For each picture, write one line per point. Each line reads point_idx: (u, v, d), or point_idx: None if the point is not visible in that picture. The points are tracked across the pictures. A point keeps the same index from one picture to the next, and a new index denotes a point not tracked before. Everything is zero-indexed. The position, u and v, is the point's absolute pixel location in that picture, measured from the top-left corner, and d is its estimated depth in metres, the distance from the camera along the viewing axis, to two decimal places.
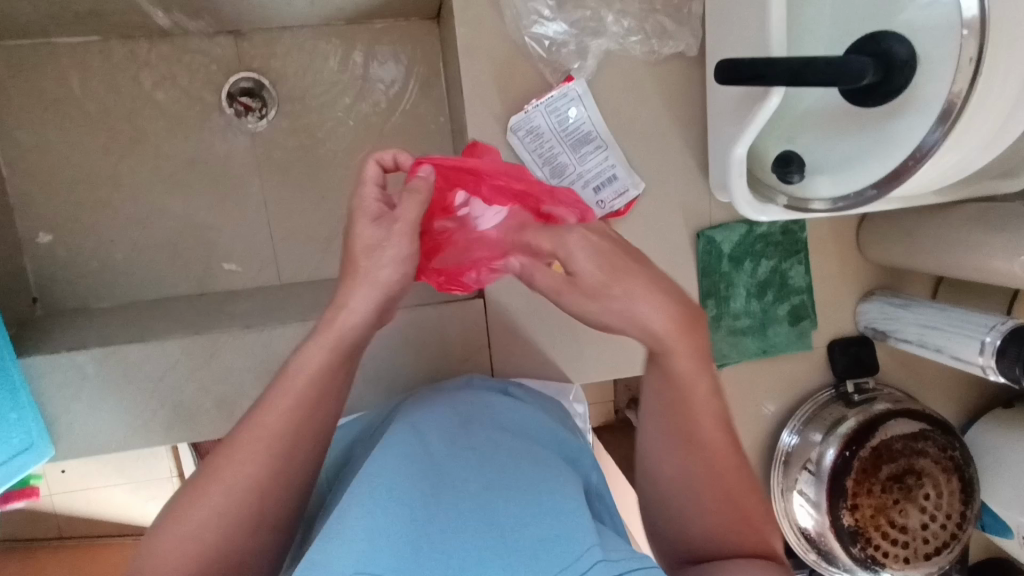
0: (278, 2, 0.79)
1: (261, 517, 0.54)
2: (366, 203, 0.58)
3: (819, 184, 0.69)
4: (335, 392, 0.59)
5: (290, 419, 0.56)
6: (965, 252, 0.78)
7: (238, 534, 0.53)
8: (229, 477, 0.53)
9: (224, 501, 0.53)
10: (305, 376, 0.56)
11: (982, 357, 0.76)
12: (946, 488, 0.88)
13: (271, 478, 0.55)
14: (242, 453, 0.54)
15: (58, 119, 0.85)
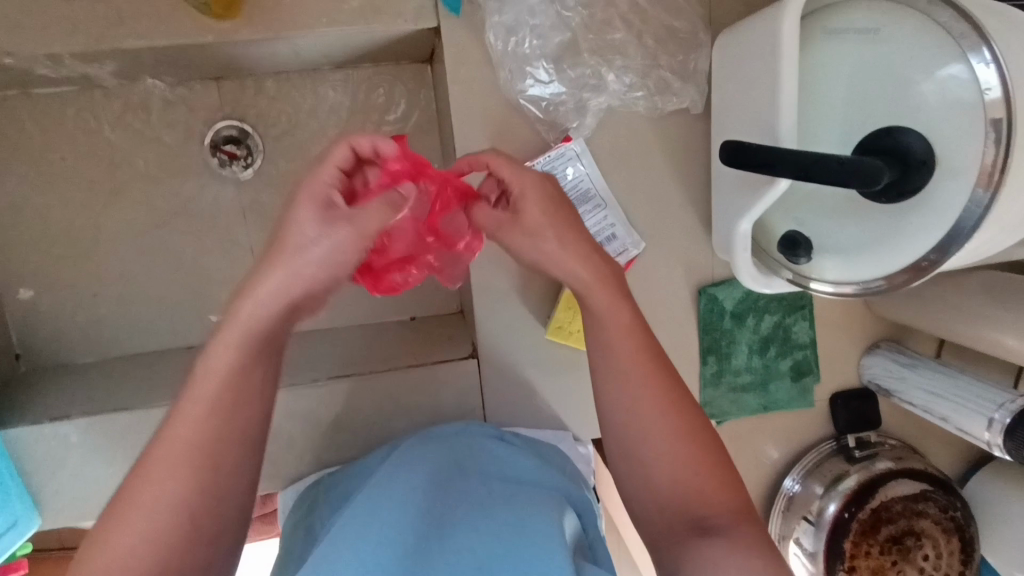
0: (261, 53, 0.75)
1: (198, 533, 0.45)
2: (318, 185, 0.53)
3: (826, 265, 0.66)
4: (257, 389, 0.50)
5: (208, 422, 0.47)
6: (976, 324, 0.76)
7: (172, 558, 0.44)
8: (149, 501, 0.45)
9: (150, 530, 0.44)
10: (218, 376, 0.48)
11: (989, 433, 0.75)
12: (946, 549, 0.87)
13: (203, 494, 0.46)
14: (157, 472, 0.45)
15: (34, 171, 0.82)
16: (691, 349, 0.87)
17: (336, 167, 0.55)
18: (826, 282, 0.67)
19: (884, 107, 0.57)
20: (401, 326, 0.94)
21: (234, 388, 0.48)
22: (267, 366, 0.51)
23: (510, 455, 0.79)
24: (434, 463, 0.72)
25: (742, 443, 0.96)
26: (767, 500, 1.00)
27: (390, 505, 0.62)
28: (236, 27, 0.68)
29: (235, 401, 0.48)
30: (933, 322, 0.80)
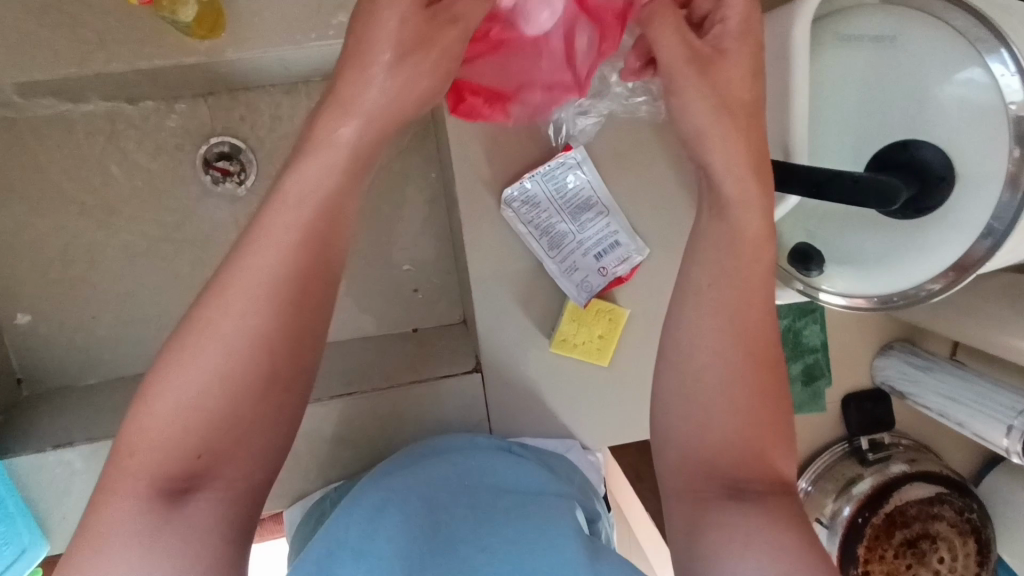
0: (251, 68, 0.73)
1: (243, 414, 0.44)
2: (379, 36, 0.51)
3: (840, 280, 0.63)
4: (319, 266, 0.47)
5: (263, 292, 0.44)
6: (994, 328, 0.73)
7: (213, 432, 0.43)
8: (196, 373, 0.43)
9: (175, 423, 0.42)
10: (273, 259, 0.45)
11: (1007, 441, 0.73)
12: (961, 551, 0.86)
13: (249, 374, 0.44)
14: (204, 338, 0.43)
15: (25, 195, 0.80)
16: None
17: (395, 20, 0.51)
18: (838, 293, 0.64)
19: (898, 120, 0.55)
20: (403, 337, 0.93)
21: (292, 271, 0.45)
22: (320, 251, 0.47)
23: (518, 463, 0.78)
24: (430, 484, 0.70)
25: None
26: None
27: (383, 535, 0.59)
28: (222, 47, 0.67)
29: (297, 282, 0.45)
30: (946, 325, 0.79)
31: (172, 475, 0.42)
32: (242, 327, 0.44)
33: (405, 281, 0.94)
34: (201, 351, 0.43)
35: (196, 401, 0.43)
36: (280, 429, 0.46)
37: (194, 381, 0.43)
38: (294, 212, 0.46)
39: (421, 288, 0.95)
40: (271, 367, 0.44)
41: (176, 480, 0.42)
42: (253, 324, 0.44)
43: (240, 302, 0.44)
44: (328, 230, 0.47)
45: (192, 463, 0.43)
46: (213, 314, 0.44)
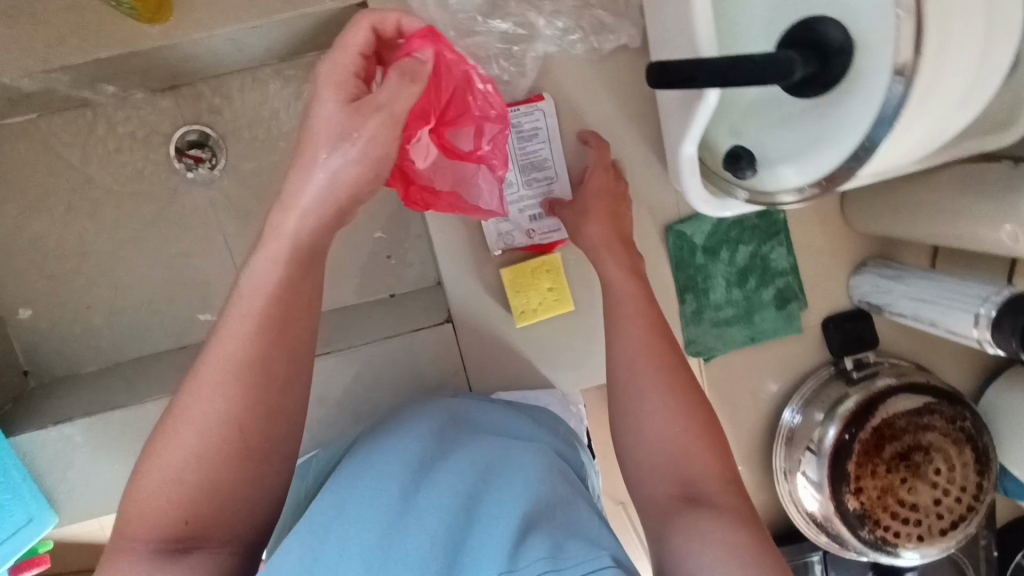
0: (204, 53, 0.77)
1: (221, 487, 0.59)
2: (342, 84, 0.61)
3: (783, 175, 0.63)
4: (278, 354, 0.61)
5: (223, 389, 0.59)
6: (950, 221, 0.72)
7: (195, 502, 0.58)
8: (178, 457, 0.58)
9: (165, 493, 0.58)
10: (227, 357, 0.59)
11: (977, 331, 0.71)
12: (959, 461, 0.84)
13: (217, 455, 0.58)
14: (181, 429, 0.58)
15: (17, 196, 0.86)
16: (667, 286, 0.86)
17: (356, 50, 0.64)
18: (787, 189, 0.64)
19: (803, 6, 0.56)
20: (382, 302, 0.96)
21: (243, 361, 0.59)
22: (272, 336, 0.60)
23: (505, 414, 0.79)
24: (421, 423, 0.72)
25: (737, 378, 0.94)
26: (768, 435, 0.98)
27: (369, 476, 0.61)
28: (170, 31, 0.70)
29: (255, 378, 0.60)
30: (909, 228, 0.78)
31: (166, 537, 0.57)
32: (207, 417, 0.59)
33: (378, 248, 0.97)
34: (177, 437, 0.58)
35: (176, 476, 0.58)
36: (254, 494, 0.61)
37: (175, 461, 0.58)
38: (240, 314, 0.60)
39: (395, 254, 0.97)
40: (239, 444, 0.59)
41: (170, 542, 0.56)
42: (217, 408, 0.59)
43: (207, 395, 0.59)
44: (287, 306, 0.61)
45: (182, 528, 0.57)
46: (185, 409, 0.59)
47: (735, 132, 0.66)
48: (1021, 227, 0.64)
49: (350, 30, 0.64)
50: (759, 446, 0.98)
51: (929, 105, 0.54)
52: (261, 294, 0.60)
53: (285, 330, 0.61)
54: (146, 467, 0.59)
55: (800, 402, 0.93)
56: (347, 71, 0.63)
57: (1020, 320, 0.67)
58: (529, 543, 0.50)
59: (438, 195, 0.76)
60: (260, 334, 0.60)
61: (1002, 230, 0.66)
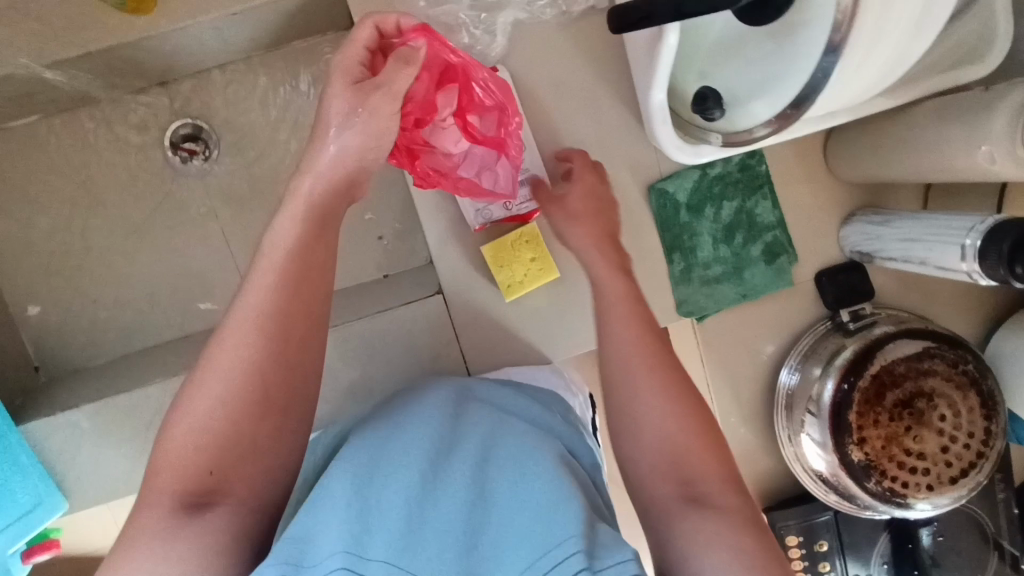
0: (190, 44, 0.81)
1: (250, 443, 0.57)
2: (350, 65, 0.64)
3: (755, 110, 0.65)
4: (304, 309, 0.61)
5: (251, 344, 0.58)
6: (930, 152, 0.71)
7: (224, 457, 0.56)
8: (204, 412, 0.57)
9: (195, 448, 0.56)
10: (258, 313, 0.59)
11: (965, 264, 0.70)
12: (963, 406, 0.82)
13: (247, 411, 0.57)
14: (208, 385, 0.57)
15: (24, 197, 0.90)
16: (654, 245, 0.87)
17: (363, 44, 0.66)
18: (759, 123, 0.66)
19: None
20: (375, 283, 0.98)
21: (272, 315, 0.59)
22: (292, 293, 0.60)
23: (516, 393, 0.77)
24: (435, 397, 0.70)
25: (733, 338, 0.94)
26: (768, 398, 0.96)
27: (384, 451, 0.60)
28: (155, 21, 0.73)
29: (279, 334, 0.59)
30: (891, 169, 0.77)
31: (190, 492, 0.54)
32: (237, 368, 0.58)
33: (370, 230, 0.99)
34: (205, 387, 0.57)
35: (205, 431, 0.56)
36: (277, 453, 0.59)
37: (202, 414, 0.57)
38: (264, 268, 0.60)
39: (387, 235, 1.00)
40: (266, 399, 0.58)
41: (194, 496, 0.54)
42: (245, 363, 0.58)
43: (235, 348, 0.58)
44: (301, 264, 0.61)
45: (207, 481, 0.55)
46: (215, 360, 0.58)
47: (702, 73, 0.68)
48: (996, 148, 0.63)
49: (356, 26, 0.66)
50: (762, 408, 0.96)
51: (885, 32, 0.54)
52: (284, 250, 0.60)
53: (305, 287, 0.61)
54: (174, 419, 0.57)
55: (796, 361, 0.92)
56: (354, 61, 0.65)
57: (1004, 247, 0.66)
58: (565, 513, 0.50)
59: (448, 182, 0.77)
60: (284, 289, 0.60)
61: (978, 153, 0.65)
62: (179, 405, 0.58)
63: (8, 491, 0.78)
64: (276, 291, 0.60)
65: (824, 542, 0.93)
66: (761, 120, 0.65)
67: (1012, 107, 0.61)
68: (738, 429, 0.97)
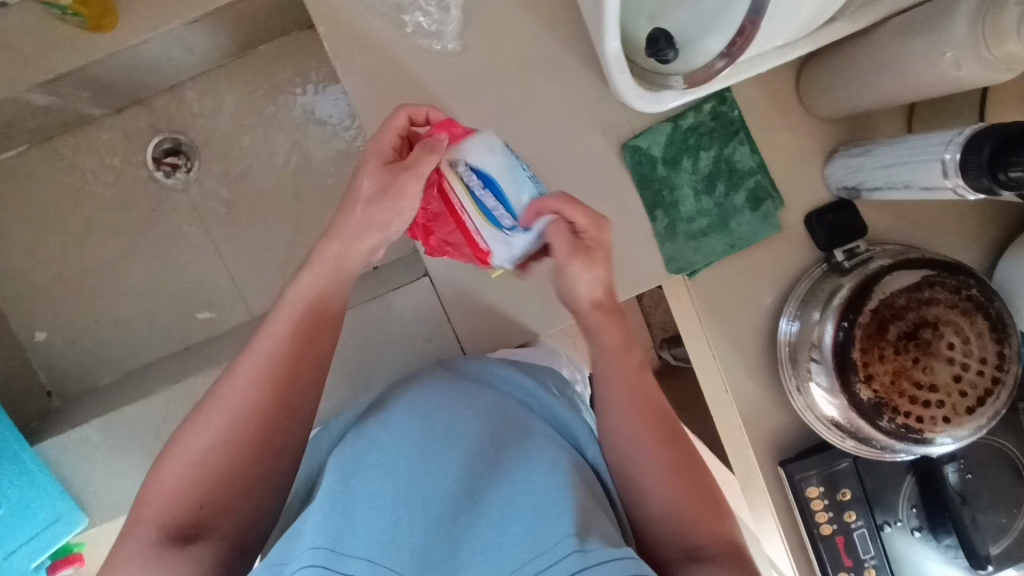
0: (157, 58, 0.83)
1: (236, 479, 0.56)
2: (383, 144, 0.66)
3: (707, 45, 0.70)
4: (313, 357, 0.62)
5: (260, 379, 0.59)
6: (900, 70, 0.70)
7: (209, 492, 0.55)
8: (201, 446, 0.56)
9: (183, 479, 0.55)
10: (267, 354, 0.60)
11: (949, 180, 0.68)
12: (973, 332, 0.79)
13: (244, 452, 0.57)
14: (207, 421, 0.57)
15: (21, 226, 0.93)
16: (634, 204, 0.86)
17: (396, 130, 0.67)
18: (710, 53, 0.70)
19: None
20: (367, 275, 0.99)
21: (285, 363, 0.60)
22: (303, 338, 0.62)
23: (513, 372, 0.74)
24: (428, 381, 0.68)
25: (728, 291, 0.92)
26: (771, 353, 0.94)
27: (374, 440, 0.58)
28: (118, 38, 0.75)
29: (286, 376, 0.60)
30: (862, 94, 0.76)
31: (178, 522, 0.54)
32: (239, 409, 0.58)
33: None
34: (208, 424, 0.57)
35: (200, 460, 0.56)
36: (256, 488, 0.58)
37: (201, 449, 0.56)
38: (282, 318, 0.62)
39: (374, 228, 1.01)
40: (261, 437, 0.58)
41: (181, 528, 0.53)
42: (250, 400, 0.58)
43: (243, 384, 0.59)
44: (315, 306, 0.64)
45: (198, 514, 0.54)
46: (221, 397, 0.58)
47: (652, 19, 0.72)
48: (960, 52, 0.62)
49: (391, 114, 0.67)
50: (766, 363, 0.94)
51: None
52: (306, 297, 0.63)
53: (319, 333, 0.63)
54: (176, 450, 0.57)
55: (796, 310, 0.89)
56: (387, 145, 0.66)
57: (982, 156, 0.64)
58: (563, 513, 0.49)
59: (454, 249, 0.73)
60: (302, 333, 0.62)
61: (943, 60, 0.64)
62: (179, 439, 0.58)
63: (29, 509, 0.80)
64: (287, 337, 0.61)
65: (847, 490, 0.89)
66: (715, 50, 0.69)
67: (970, 9, 0.61)
68: (746, 388, 0.94)
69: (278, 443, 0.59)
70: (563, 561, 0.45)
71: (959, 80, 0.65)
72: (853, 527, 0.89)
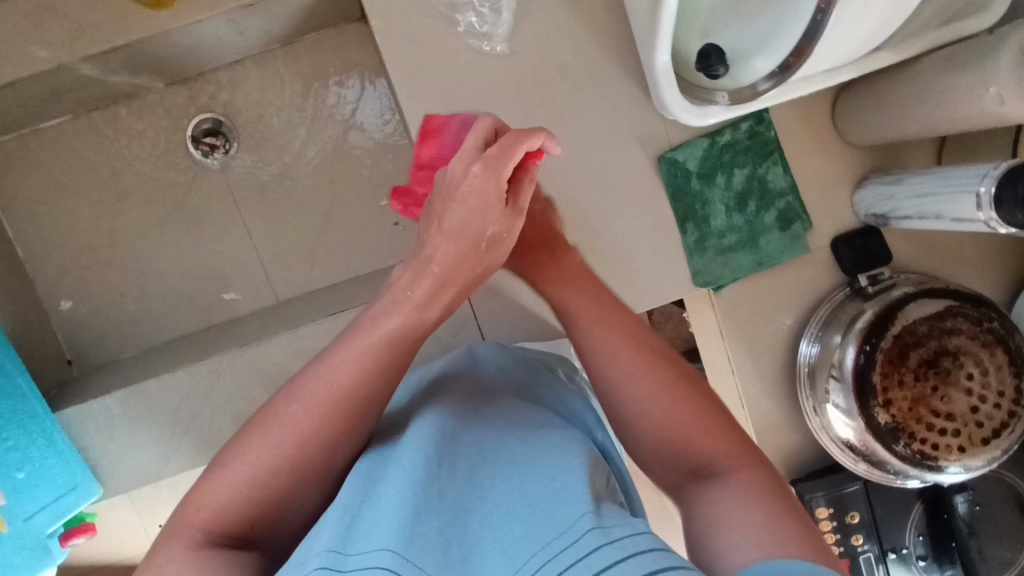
0: (209, 38, 0.84)
1: (289, 503, 0.51)
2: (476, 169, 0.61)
3: (755, 66, 0.72)
4: (383, 396, 0.54)
5: (332, 405, 0.51)
6: (941, 102, 0.71)
7: (261, 511, 0.49)
8: (254, 466, 0.49)
9: (234, 494, 0.49)
10: (338, 382, 0.52)
11: (981, 213, 0.70)
12: (991, 364, 0.80)
13: (301, 476, 0.51)
14: (266, 439, 0.50)
15: (56, 194, 0.94)
16: (666, 216, 0.88)
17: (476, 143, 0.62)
18: (757, 74, 0.72)
19: None
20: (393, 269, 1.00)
21: (355, 395, 0.52)
22: (387, 377, 0.54)
23: (538, 370, 0.74)
24: (453, 375, 0.67)
25: (751, 309, 0.93)
26: (789, 373, 0.95)
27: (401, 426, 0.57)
28: (175, 15, 0.76)
29: (357, 414, 0.52)
30: (898, 124, 0.78)
31: (228, 533, 0.48)
32: (307, 434, 0.50)
33: None
34: (267, 440, 0.50)
35: (258, 479, 0.49)
36: (302, 510, 0.52)
37: (259, 465, 0.50)
38: (355, 354, 0.53)
39: None
40: (321, 465, 0.51)
41: (229, 537, 0.48)
42: (319, 427, 0.51)
43: (310, 410, 0.51)
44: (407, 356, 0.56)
45: (247, 530, 0.49)
46: (290, 413, 0.51)
47: (704, 33, 0.74)
48: (1005, 88, 0.64)
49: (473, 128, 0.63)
50: (783, 383, 0.95)
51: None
52: (392, 338, 0.54)
53: (392, 378, 0.54)
54: (231, 458, 0.50)
55: (818, 332, 0.90)
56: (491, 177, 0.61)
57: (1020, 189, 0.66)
58: (582, 496, 0.46)
59: None
60: (384, 364, 0.53)
61: (987, 95, 0.66)
62: (236, 446, 0.51)
63: (47, 475, 0.80)
64: (361, 366, 0.52)
65: (855, 513, 0.90)
66: (762, 74, 0.71)
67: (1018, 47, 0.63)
68: (762, 406, 0.95)
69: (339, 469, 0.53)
70: (580, 541, 0.42)
71: (999, 115, 0.66)
72: (860, 551, 0.89)
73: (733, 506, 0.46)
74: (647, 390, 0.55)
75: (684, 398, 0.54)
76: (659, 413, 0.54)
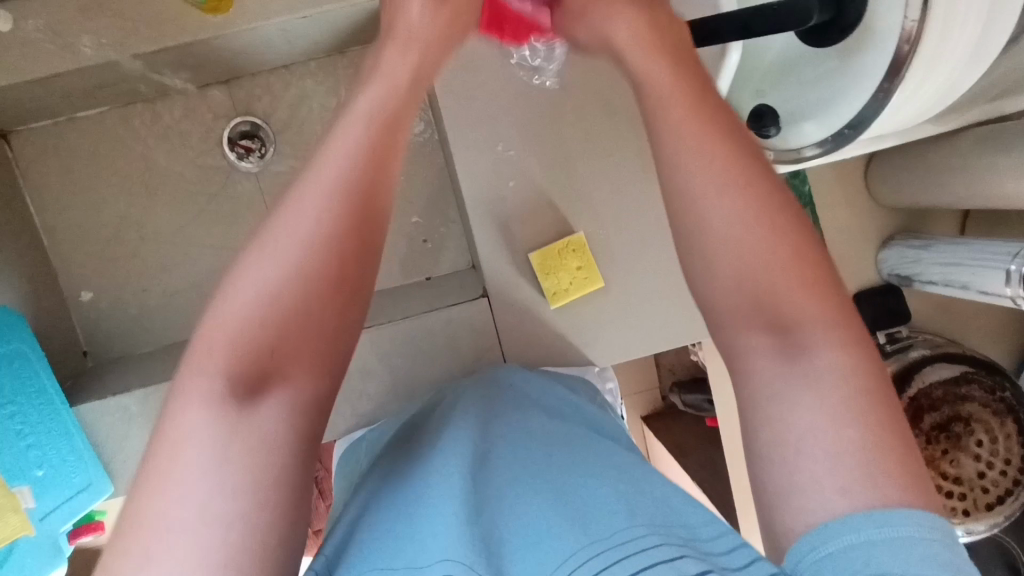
0: (259, 44, 0.84)
1: (311, 339, 0.46)
2: None
3: (806, 130, 0.73)
4: (379, 179, 0.50)
5: (336, 208, 0.47)
6: (979, 178, 0.73)
7: (278, 343, 0.44)
8: (262, 286, 0.44)
9: (243, 329, 0.44)
10: (335, 174, 0.48)
11: (1009, 288, 0.71)
12: (1001, 432, 0.82)
13: (318, 301, 0.46)
14: (269, 250, 0.45)
15: (87, 183, 0.93)
16: None
17: None
18: (807, 136, 0.73)
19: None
20: (418, 286, 1.01)
21: (359, 191, 0.48)
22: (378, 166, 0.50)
23: (561, 394, 0.74)
24: (482, 400, 0.67)
25: None
26: None
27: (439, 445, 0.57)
28: (231, 20, 0.76)
29: (362, 213, 0.48)
30: (933, 193, 0.80)
31: (243, 379, 0.43)
32: (318, 244, 0.46)
33: (415, 233, 1.04)
34: (272, 256, 0.45)
35: (268, 298, 0.44)
36: (331, 354, 0.47)
37: (269, 288, 0.44)
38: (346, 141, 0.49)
39: (431, 238, 1.05)
40: (337, 279, 0.47)
41: (246, 382, 0.43)
42: (326, 235, 0.46)
43: (311, 209, 0.46)
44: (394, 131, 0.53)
45: (265, 364, 0.44)
46: (289, 223, 0.46)
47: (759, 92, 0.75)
48: None
49: None
50: None
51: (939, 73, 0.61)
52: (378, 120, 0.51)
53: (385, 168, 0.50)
54: (227, 293, 0.45)
55: None
56: None
57: None
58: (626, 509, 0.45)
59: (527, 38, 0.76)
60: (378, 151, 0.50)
61: None
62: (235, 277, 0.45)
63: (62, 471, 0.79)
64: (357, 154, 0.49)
65: None
66: (812, 140, 0.73)
67: None
68: None
69: (355, 282, 0.48)
70: (625, 547, 0.41)
71: None
72: None
73: (818, 407, 0.41)
74: (728, 205, 0.47)
75: (780, 225, 0.46)
76: (741, 226, 0.46)
